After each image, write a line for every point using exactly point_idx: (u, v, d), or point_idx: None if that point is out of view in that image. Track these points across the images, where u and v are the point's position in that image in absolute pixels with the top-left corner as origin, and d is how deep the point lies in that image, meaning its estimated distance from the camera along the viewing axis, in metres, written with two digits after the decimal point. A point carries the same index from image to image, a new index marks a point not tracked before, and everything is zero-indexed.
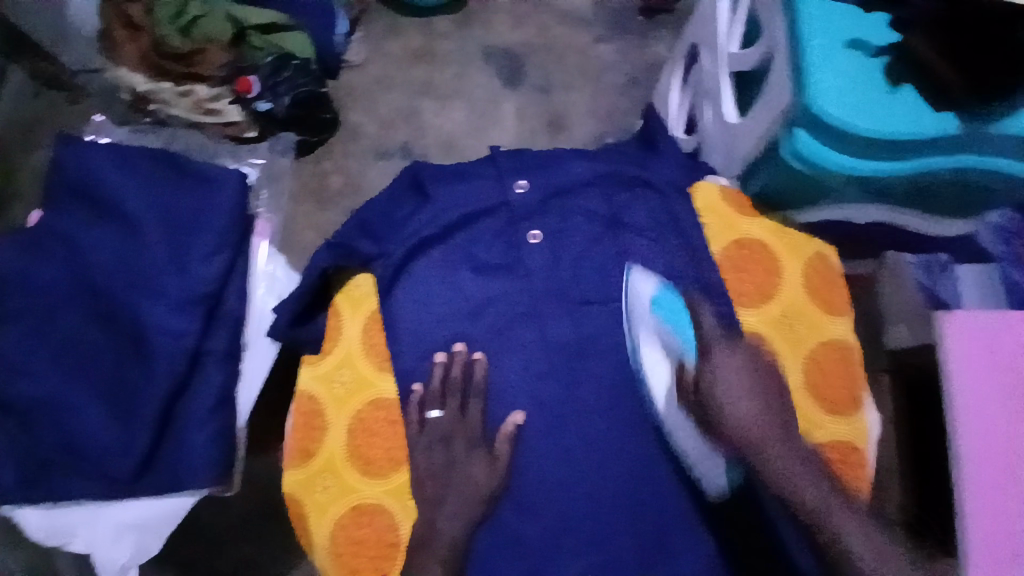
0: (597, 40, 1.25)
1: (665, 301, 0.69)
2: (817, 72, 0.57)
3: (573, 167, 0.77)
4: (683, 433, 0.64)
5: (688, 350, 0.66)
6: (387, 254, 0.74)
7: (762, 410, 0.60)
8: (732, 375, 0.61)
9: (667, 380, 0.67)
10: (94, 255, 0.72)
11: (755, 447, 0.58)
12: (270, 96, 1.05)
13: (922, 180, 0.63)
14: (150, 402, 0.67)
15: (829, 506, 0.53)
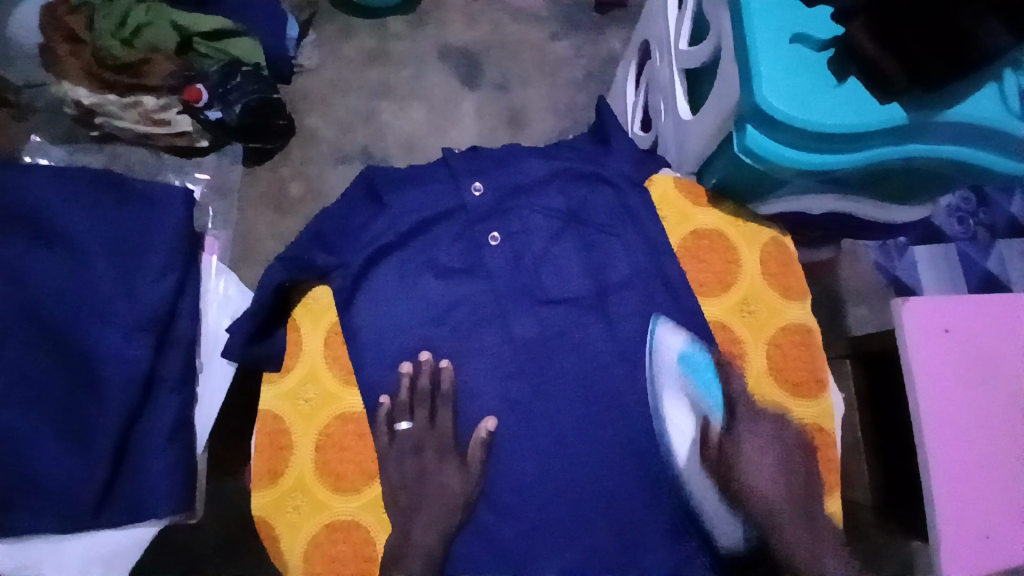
0: (552, 37, 1.24)
1: (692, 359, 0.66)
2: (766, 69, 0.57)
3: (531, 164, 0.74)
4: (704, 492, 0.63)
5: (714, 410, 0.64)
6: (345, 264, 0.71)
7: (782, 482, 0.60)
8: (757, 452, 0.61)
9: (688, 439, 0.64)
10: (30, 281, 0.66)
11: (773, 519, 0.58)
12: (220, 104, 1.03)
13: (874, 168, 0.63)
14: (106, 432, 0.64)
15: (801, 529, 0.58)
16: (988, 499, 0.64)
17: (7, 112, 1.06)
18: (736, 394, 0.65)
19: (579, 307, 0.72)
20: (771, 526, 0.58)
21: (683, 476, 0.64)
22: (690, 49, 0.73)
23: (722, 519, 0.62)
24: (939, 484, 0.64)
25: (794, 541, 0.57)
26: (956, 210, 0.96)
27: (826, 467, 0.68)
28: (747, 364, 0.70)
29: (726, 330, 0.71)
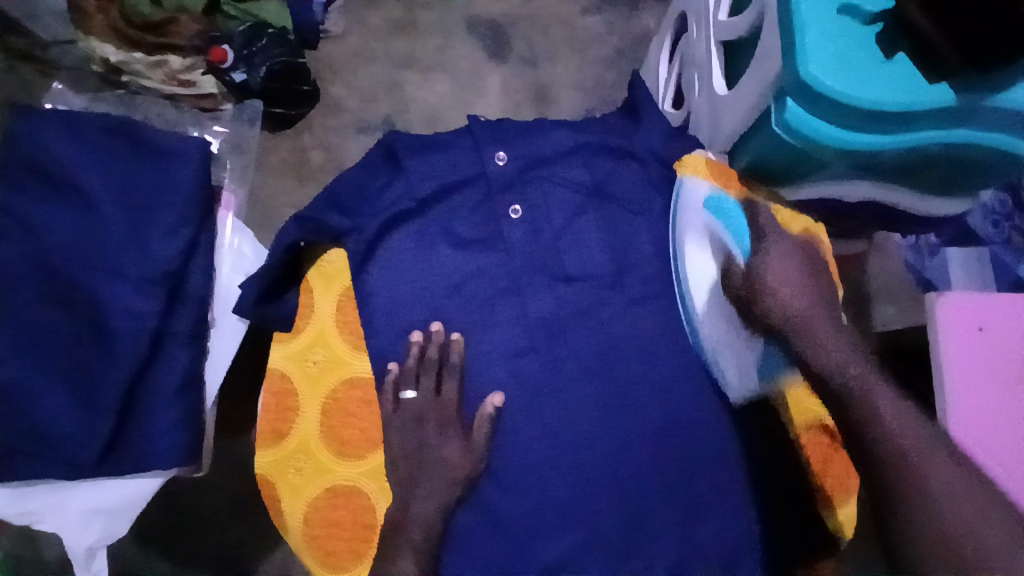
0: (584, 12, 1.21)
1: (717, 202, 0.67)
2: (811, 39, 0.54)
3: (554, 136, 0.72)
4: (714, 333, 0.66)
5: (740, 251, 0.65)
6: (360, 228, 0.69)
7: (807, 294, 0.61)
8: (782, 262, 0.62)
9: (708, 280, 0.66)
10: (46, 229, 0.64)
11: (801, 328, 0.59)
12: (245, 66, 1.02)
13: (913, 155, 0.61)
14: (114, 386, 0.62)
15: (866, 379, 0.56)
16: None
17: (34, 68, 1.04)
18: (761, 222, 0.65)
19: (599, 286, 0.70)
20: (803, 335, 0.59)
21: (696, 322, 0.67)
22: (731, 19, 0.70)
23: (736, 366, 0.66)
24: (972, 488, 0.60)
25: (827, 348, 0.58)
26: (990, 210, 0.82)
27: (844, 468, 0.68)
28: None
29: None
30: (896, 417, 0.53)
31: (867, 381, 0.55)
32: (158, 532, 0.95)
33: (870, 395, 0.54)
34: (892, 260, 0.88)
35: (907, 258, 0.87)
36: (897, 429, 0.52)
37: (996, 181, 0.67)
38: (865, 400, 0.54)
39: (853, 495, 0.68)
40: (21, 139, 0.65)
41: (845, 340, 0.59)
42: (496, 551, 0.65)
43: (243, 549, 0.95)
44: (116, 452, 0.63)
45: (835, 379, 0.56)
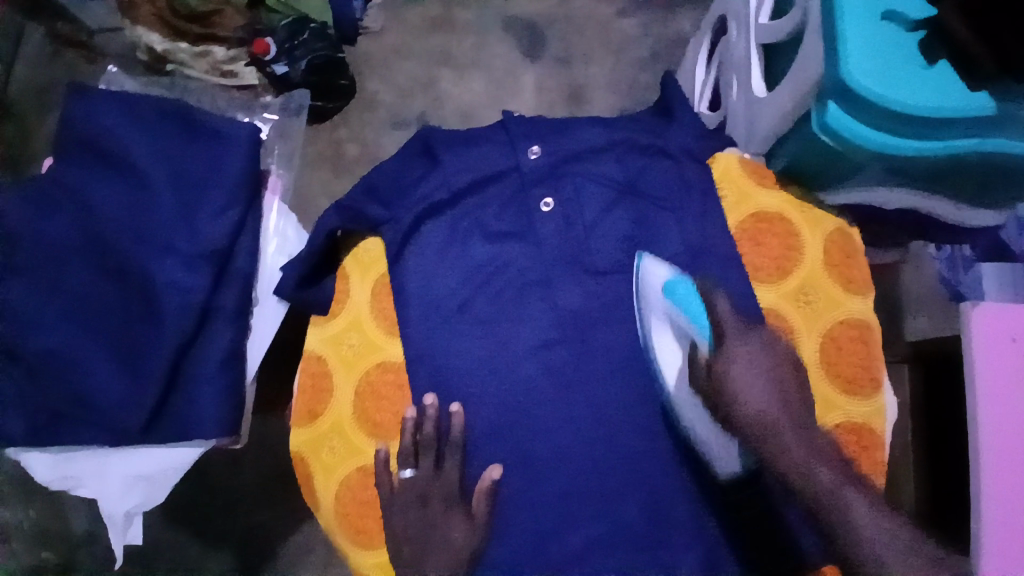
0: (620, 13, 1.21)
1: (678, 287, 0.66)
2: (853, 44, 0.54)
3: (590, 133, 0.73)
4: (694, 416, 0.65)
5: (702, 338, 0.64)
6: (396, 218, 0.71)
7: (776, 391, 0.58)
8: (747, 366, 0.59)
9: (678, 365, 0.66)
10: (98, 205, 0.66)
11: (767, 433, 0.57)
12: (286, 58, 1.04)
13: (951, 163, 0.61)
14: (159, 356, 0.64)
15: (841, 490, 0.53)
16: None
17: (80, 54, 1.09)
18: (725, 326, 0.62)
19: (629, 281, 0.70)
20: (770, 443, 0.57)
21: (673, 401, 0.66)
22: (772, 23, 0.71)
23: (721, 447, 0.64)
24: (996, 489, 0.63)
25: (790, 452, 0.56)
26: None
27: (874, 467, 0.67)
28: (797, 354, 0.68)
29: (779, 318, 0.69)
30: (867, 519, 0.52)
31: (833, 484, 0.54)
32: (188, 508, 0.99)
33: (847, 523, 0.52)
34: (927, 271, 0.84)
35: (940, 270, 0.82)
36: (867, 531, 0.51)
37: None
38: (833, 501, 0.53)
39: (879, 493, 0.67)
40: (78, 118, 0.68)
41: (816, 438, 0.57)
42: (520, 540, 0.66)
43: (267, 532, 0.99)
44: (160, 422, 0.65)
45: (802, 483, 0.55)
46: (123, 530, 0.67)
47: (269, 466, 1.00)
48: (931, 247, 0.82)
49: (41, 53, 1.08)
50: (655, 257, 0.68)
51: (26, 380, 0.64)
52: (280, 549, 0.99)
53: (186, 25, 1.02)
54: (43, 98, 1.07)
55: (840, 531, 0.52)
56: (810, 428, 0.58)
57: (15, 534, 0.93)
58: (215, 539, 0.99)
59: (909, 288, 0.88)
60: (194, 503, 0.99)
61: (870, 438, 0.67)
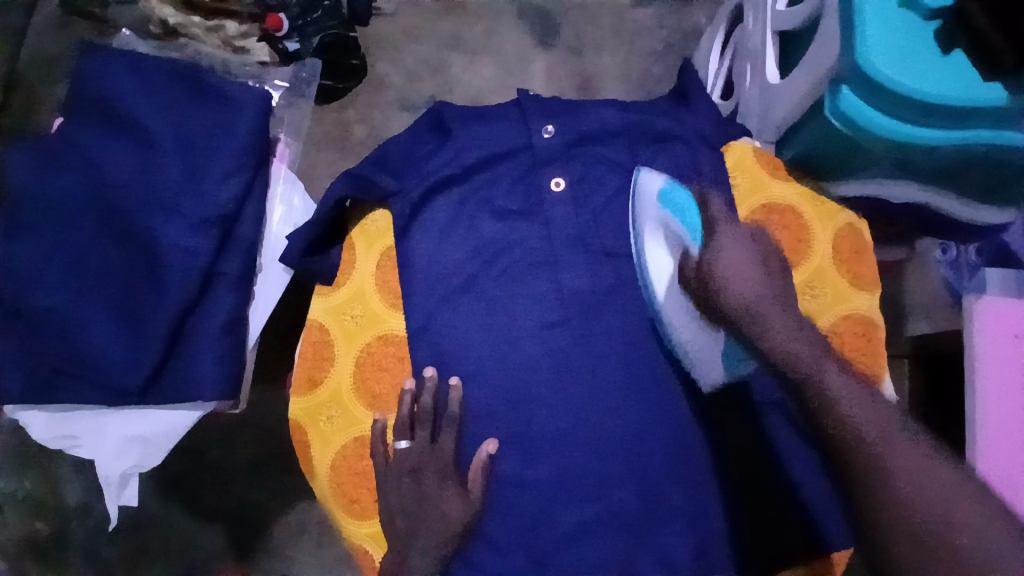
0: (635, 3, 1.21)
1: (674, 197, 0.64)
2: (872, 28, 0.54)
3: (603, 112, 0.72)
4: (683, 323, 0.63)
5: (692, 240, 0.59)
6: (405, 191, 0.71)
7: (762, 275, 0.54)
8: (738, 252, 0.54)
9: (668, 270, 0.63)
10: (107, 166, 0.66)
11: (754, 318, 0.53)
12: (298, 36, 1.05)
13: (964, 155, 0.61)
14: (162, 318, 0.63)
15: (822, 369, 0.50)
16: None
17: (89, 25, 1.08)
18: (712, 213, 0.57)
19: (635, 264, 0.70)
20: (753, 327, 0.53)
21: (662, 310, 0.64)
22: (789, 9, 0.70)
23: (709, 357, 0.64)
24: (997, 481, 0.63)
25: (775, 330, 0.52)
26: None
27: None
28: None
29: None
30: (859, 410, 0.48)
31: (819, 365, 0.50)
32: (182, 480, 0.99)
33: (825, 390, 0.49)
34: (930, 274, 0.85)
35: (944, 275, 0.82)
36: (841, 394, 0.49)
37: None
38: (818, 384, 0.49)
39: None
40: (92, 78, 0.68)
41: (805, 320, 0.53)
42: (514, 517, 0.66)
43: (258, 508, 0.99)
44: (158, 386, 0.65)
45: (786, 366, 0.51)
46: (118, 492, 0.66)
47: (266, 442, 1.00)
48: (938, 250, 0.82)
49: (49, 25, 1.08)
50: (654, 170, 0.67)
51: (27, 337, 0.63)
52: (272, 528, 0.99)
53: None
54: (51, 67, 1.07)
55: (818, 412, 0.49)
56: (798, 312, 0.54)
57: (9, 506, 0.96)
58: (207, 514, 0.99)
59: (915, 291, 0.89)
60: (188, 474, 0.99)
61: None
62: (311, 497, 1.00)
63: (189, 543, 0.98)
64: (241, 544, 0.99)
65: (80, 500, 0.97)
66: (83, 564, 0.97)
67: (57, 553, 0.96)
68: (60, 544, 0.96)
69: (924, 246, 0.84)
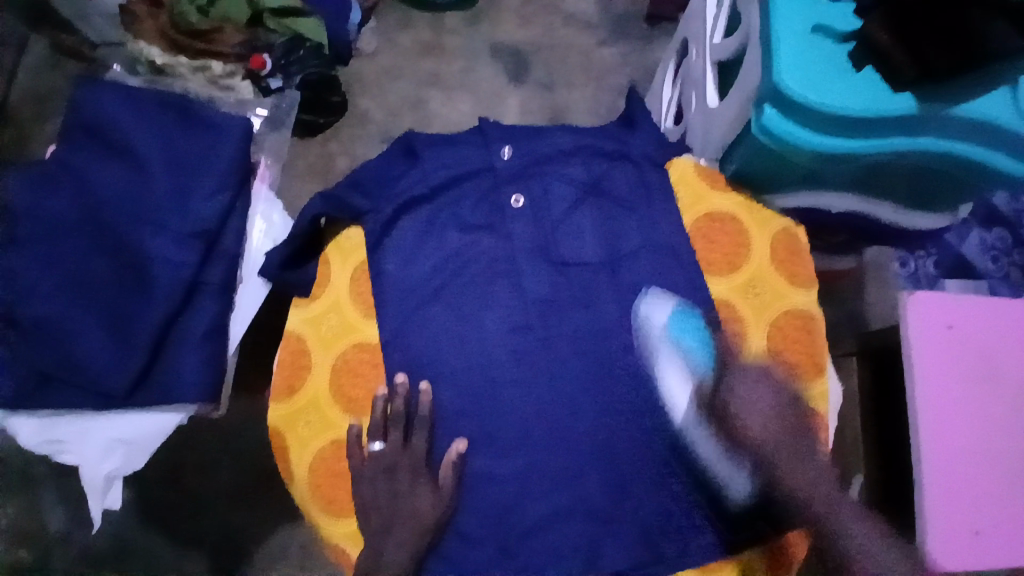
0: (601, 43, 1.30)
1: (682, 321, 0.70)
2: (785, 55, 0.63)
3: (559, 136, 0.79)
4: (707, 440, 0.67)
5: (704, 370, 0.68)
6: (377, 209, 0.76)
7: (774, 425, 0.66)
8: (750, 390, 0.68)
9: (686, 395, 0.68)
10: (99, 186, 0.71)
11: (768, 460, 0.65)
12: (281, 75, 1.11)
13: (874, 159, 0.69)
14: (148, 324, 0.67)
15: (837, 509, 0.62)
16: (982, 482, 0.68)
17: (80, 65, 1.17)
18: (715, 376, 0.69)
19: (592, 270, 0.75)
20: (769, 466, 0.64)
21: (683, 431, 0.68)
22: (725, 40, 0.78)
23: (734, 473, 0.66)
24: (938, 464, 0.68)
25: (794, 474, 0.64)
26: (989, 245, 0.88)
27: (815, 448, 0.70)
28: (746, 342, 0.73)
29: (729, 309, 0.73)
30: (876, 549, 0.60)
31: (827, 496, 0.63)
32: (162, 507, 1.02)
33: (850, 534, 0.61)
34: (888, 285, 0.91)
35: (907, 287, 0.90)
36: (854, 530, 0.61)
37: (952, 192, 0.75)
38: (827, 516, 0.62)
39: None
40: (85, 104, 0.73)
41: (812, 456, 0.65)
42: (486, 512, 0.69)
43: (238, 533, 1.02)
44: (142, 390, 0.68)
45: (803, 501, 0.63)
46: (102, 496, 0.69)
47: (248, 471, 1.04)
48: (898, 262, 0.91)
49: (43, 65, 1.18)
50: (661, 293, 0.72)
51: (18, 344, 0.67)
52: (253, 553, 1.02)
53: (187, 39, 1.07)
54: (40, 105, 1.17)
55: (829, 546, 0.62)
56: (808, 447, 0.66)
57: None
58: (189, 540, 1.02)
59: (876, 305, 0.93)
60: (168, 505, 1.02)
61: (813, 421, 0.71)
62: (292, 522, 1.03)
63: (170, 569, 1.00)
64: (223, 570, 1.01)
65: (61, 528, 1.00)
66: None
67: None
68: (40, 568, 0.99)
69: (884, 256, 0.91)
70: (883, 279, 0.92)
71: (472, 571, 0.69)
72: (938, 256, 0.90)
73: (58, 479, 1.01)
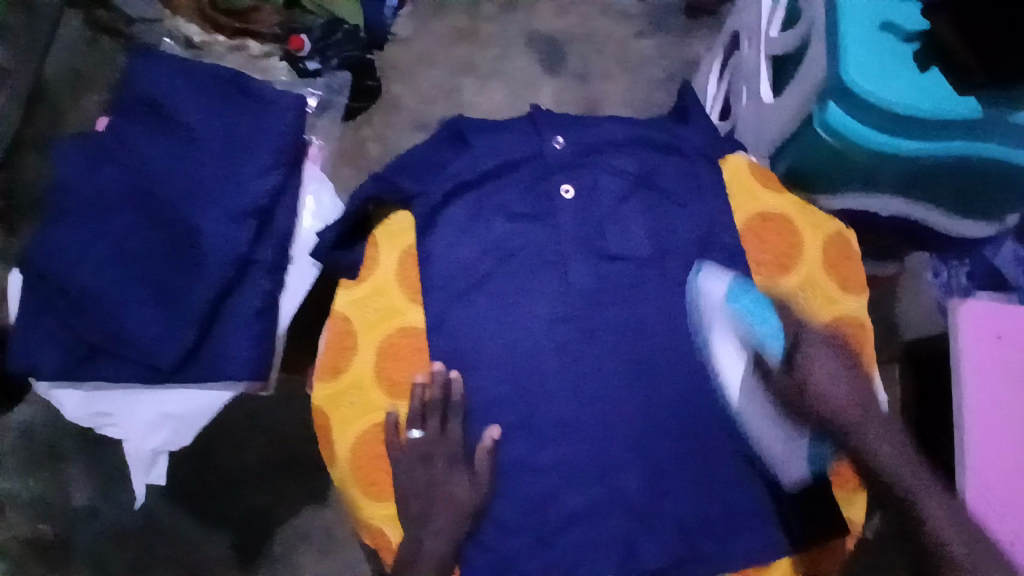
0: (638, 35, 1.29)
1: (742, 301, 0.69)
2: (853, 52, 0.63)
3: (609, 127, 0.78)
4: (767, 417, 0.68)
5: (772, 345, 0.67)
6: (426, 193, 0.76)
7: (852, 393, 0.64)
8: (824, 367, 0.65)
9: (740, 371, 0.69)
10: (152, 160, 0.71)
11: (848, 428, 0.64)
12: (318, 58, 1.10)
13: (932, 165, 0.70)
14: (199, 300, 0.67)
15: (917, 489, 0.60)
16: None
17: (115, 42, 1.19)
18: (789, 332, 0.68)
19: (640, 263, 0.74)
20: (848, 435, 0.64)
21: (737, 411, 0.69)
22: (783, 33, 0.77)
23: (789, 456, 0.68)
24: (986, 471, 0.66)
25: (874, 448, 0.63)
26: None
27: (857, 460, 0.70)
28: None
29: None
30: (945, 519, 0.58)
31: (898, 461, 0.62)
32: (190, 485, 1.03)
33: (922, 508, 0.59)
34: (922, 294, 0.88)
35: (935, 294, 0.85)
36: (924, 498, 0.60)
37: (1006, 199, 0.75)
38: (903, 482, 0.61)
39: (866, 483, 0.70)
40: (141, 79, 0.74)
41: (886, 428, 0.64)
42: (524, 501, 0.69)
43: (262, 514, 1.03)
44: (191, 365, 0.68)
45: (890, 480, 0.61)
46: (147, 469, 0.71)
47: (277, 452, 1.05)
48: (930, 271, 0.86)
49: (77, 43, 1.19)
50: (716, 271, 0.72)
51: (69, 315, 0.68)
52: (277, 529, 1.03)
53: (224, 18, 1.07)
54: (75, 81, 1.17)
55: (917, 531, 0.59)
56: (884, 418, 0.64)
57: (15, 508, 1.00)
58: (212, 518, 1.02)
59: (908, 310, 0.91)
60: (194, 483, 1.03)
61: None
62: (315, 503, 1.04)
63: (198, 550, 1.01)
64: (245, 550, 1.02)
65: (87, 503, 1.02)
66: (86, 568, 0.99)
67: (61, 555, 0.99)
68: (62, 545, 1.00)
69: (922, 263, 0.88)
70: (918, 286, 0.89)
71: (509, 558, 0.69)
72: (974, 268, 0.83)
73: (85, 454, 1.04)
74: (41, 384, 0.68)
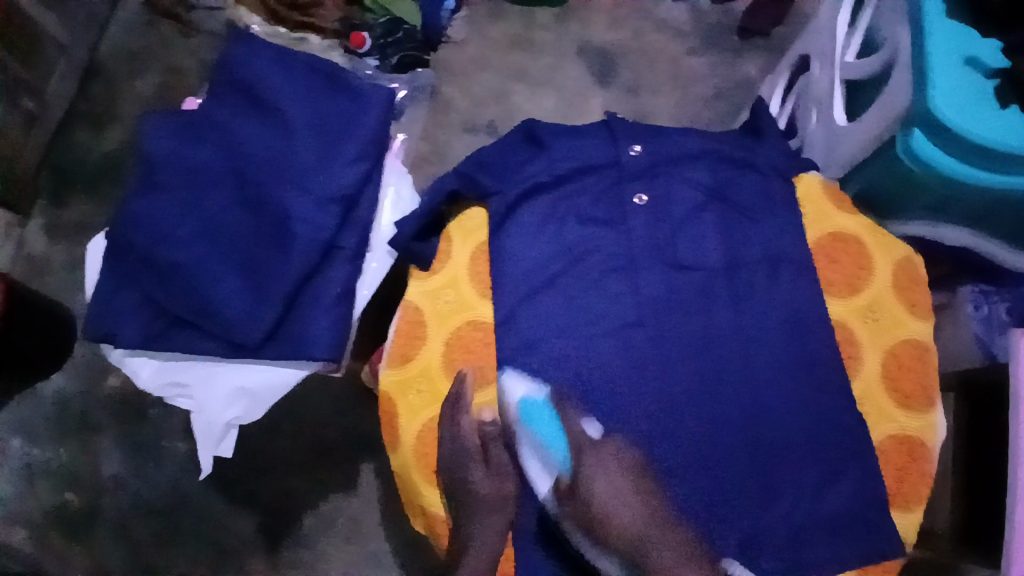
0: (690, 52, 1.30)
1: (534, 412, 0.69)
2: (939, 81, 0.64)
3: (683, 140, 0.79)
4: (574, 534, 0.67)
5: (561, 465, 0.68)
6: (502, 192, 0.78)
7: (641, 512, 0.66)
8: (608, 487, 0.66)
9: (541, 482, 0.68)
10: (246, 142, 0.74)
11: (642, 546, 0.65)
12: (378, 53, 1.12)
13: (1006, 199, 0.69)
14: (285, 281, 0.69)
15: None
16: None
17: (174, 27, 1.29)
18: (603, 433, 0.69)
19: (710, 275, 0.75)
20: (641, 554, 0.65)
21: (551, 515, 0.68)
22: (859, 60, 0.79)
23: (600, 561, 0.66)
24: None
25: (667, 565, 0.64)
26: None
27: (919, 479, 0.70)
28: (861, 365, 0.73)
29: (845, 330, 0.74)
30: None
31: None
32: (232, 467, 1.06)
33: None
34: (962, 330, 0.87)
35: (975, 329, 0.84)
36: None
37: None
38: None
39: (923, 503, 0.70)
40: (237, 64, 0.77)
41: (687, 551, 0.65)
42: None
43: (293, 499, 1.05)
44: (272, 344, 0.70)
45: None
46: (217, 442, 0.71)
47: (304, 436, 1.07)
48: (969, 305, 0.86)
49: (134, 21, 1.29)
50: (517, 376, 0.71)
51: (156, 286, 0.70)
52: (306, 517, 1.04)
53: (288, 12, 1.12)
54: (132, 61, 1.27)
55: None
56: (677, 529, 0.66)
57: (42, 477, 1.05)
58: (245, 501, 1.04)
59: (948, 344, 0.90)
60: (231, 464, 1.06)
61: (920, 451, 0.71)
62: (346, 492, 1.05)
63: (222, 527, 1.03)
64: (272, 532, 1.03)
65: (115, 475, 1.05)
66: (113, 539, 1.03)
67: (87, 526, 1.03)
68: (89, 515, 1.04)
69: (961, 297, 0.88)
70: (957, 321, 0.88)
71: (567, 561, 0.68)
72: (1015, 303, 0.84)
73: (120, 429, 1.07)
74: (119, 352, 0.71)
